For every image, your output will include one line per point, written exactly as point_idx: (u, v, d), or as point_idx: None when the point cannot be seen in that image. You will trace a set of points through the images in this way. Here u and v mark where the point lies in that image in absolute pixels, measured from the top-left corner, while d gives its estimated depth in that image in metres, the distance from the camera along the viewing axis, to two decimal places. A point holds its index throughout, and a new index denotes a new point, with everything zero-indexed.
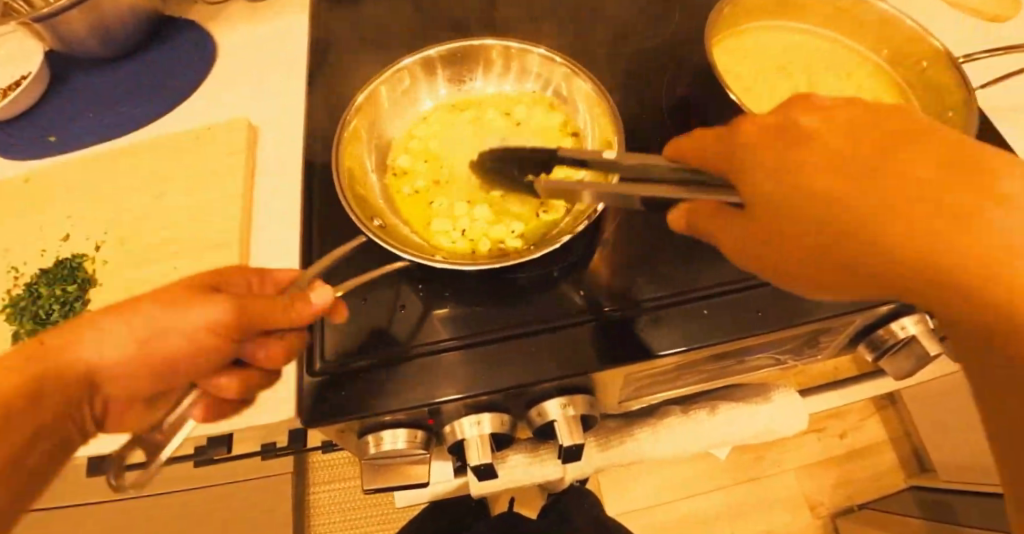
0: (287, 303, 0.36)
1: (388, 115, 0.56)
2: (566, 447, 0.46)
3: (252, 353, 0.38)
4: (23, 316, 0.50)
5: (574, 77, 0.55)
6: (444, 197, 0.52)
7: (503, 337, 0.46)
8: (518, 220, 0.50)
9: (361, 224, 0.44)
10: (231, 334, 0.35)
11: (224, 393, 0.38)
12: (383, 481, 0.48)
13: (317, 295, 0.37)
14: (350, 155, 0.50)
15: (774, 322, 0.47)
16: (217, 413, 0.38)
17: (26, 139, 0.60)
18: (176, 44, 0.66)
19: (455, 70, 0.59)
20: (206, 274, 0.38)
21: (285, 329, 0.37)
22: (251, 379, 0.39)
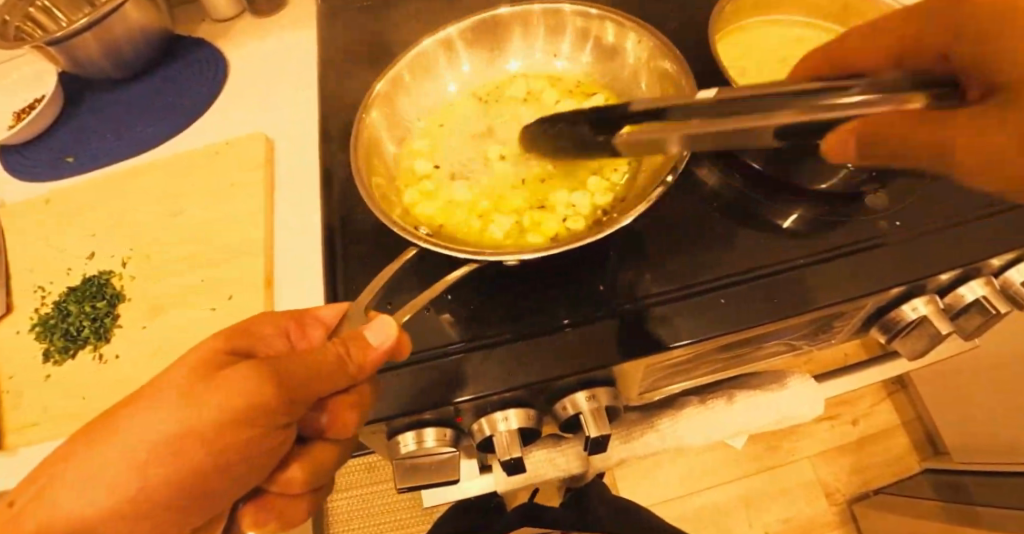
0: (340, 348, 0.34)
1: (415, 96, 0.58)
2: (593, 439, 0.47)
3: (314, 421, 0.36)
4: (53, 333, 0.51)
5: (631, 36, 0.56)
6: (475, 193, 0.53)
7: (525, 334, 0.48)
8: (599, 200, 0.51)
9: (394, 227, 0.44)
10: (277, 420, 0.30)
11: (288, 488, 0.35)
12: (413, 480, 0.49)
13: (372, 330, 0.36)
14: (369, 150, 0.51)
15: (788, 309, 0.48)
16: (277, 511, 0.36)
17: (44, 161, 0.61)
18: (187, 61, 0.67)
19: (480, 41, 0.60)
20: (223, 340, 0.33)
21: (346, 384, 0.34)
22: (321, 457, 0.36)
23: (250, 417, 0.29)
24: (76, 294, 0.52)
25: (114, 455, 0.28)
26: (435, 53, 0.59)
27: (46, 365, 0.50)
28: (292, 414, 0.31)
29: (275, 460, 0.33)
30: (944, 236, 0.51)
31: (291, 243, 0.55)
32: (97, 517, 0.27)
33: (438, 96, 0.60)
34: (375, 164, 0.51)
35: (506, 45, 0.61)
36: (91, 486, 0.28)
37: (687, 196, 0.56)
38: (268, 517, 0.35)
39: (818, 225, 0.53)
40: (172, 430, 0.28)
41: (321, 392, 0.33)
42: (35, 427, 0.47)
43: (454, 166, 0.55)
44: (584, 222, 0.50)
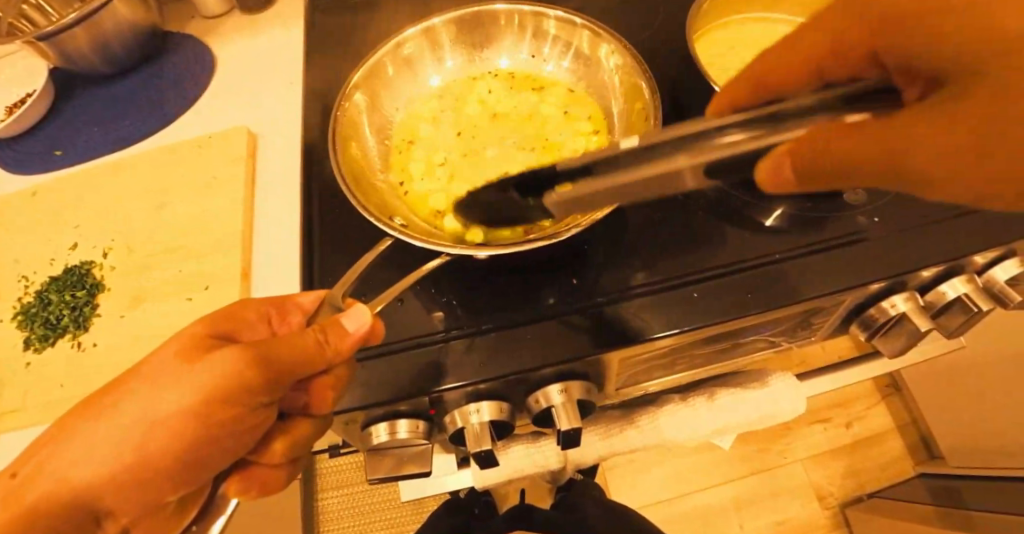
0: (318, 334, 0.34)
1: (394, 87, 0.59)
2: (565, 432, 0.46)
3: (293, 402, 0.36)
4: (33, 322, 0.51)
5: (597, 39, 0.57)
6: (450, 185, 0.53)
7: (501, 327, 0.48)
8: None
9: (368, 216, 0.44)
10: (260, 398, 0.31)
11: (270, 460, 0.35)
12: (386, 472, 0.48)
13: (348, 318, 0.35)
14: (347, 144, 0.51)
15: (769, 302, 0.48)
16: (259, 480, 0.35)
17: (33, 153, 0.62)
18: (176, 58, 0.68)
19: (462, 36, 0.61)
20: (204, 322, 0.34)
21: (325, 366, 0.34)
22: (300, 434, 0.36)
23: (229, 400, 0.30)
24: (58, 283, 0.53)
25: (109, 428, 0.30)
26: (415, 43, 0.59)
27: (26, 353, 0.50)
28: (274, 394, 0.31)
29: (255, 438, 0.33)
30: (925, 234, 0.51)
31: (271, 235, 0.55)
32: (95, 485, 0.29)
33: (417, 87, 0.60)
34: (356, 157, 0.51)
35: (483, 49, 0.62)
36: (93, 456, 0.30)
37: (670, 192, 0.56)
38: (252, 488, 0.35)
39: (799, 222, 0.53)
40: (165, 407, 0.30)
41: (301, 374, 0.32)
42: (13, 414, 0.47)
43: (435, 160, 0.55)
44: None
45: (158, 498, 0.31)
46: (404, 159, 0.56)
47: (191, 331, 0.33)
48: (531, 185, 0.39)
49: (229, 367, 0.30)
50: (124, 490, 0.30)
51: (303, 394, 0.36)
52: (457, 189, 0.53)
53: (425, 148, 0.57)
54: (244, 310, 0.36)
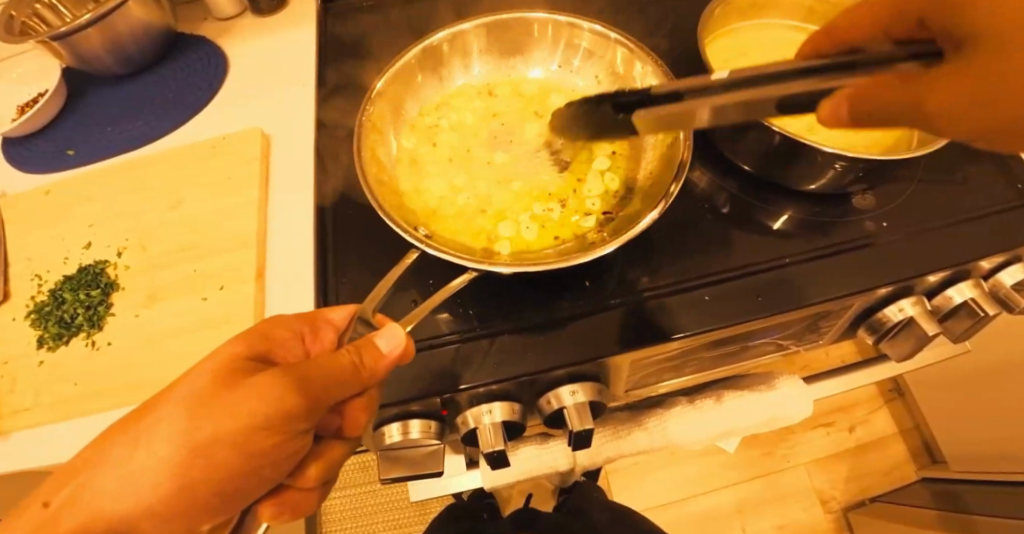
0: (354, 355, 0.33)
1: (416, 92, 0.59)
2: (575, 433, 0.47)
3: (328, 424, 0.36)
4: (47, 320, 0.52)
5: (632, 56, 0.57)
6: (464, 191, 0.54)
7: (513, 330, 0.48)
8: (584, 217, 0.52)
9: (392, 224, 0.44)
10: (296, 426, 0.31)
11: (302, 484, 0.36)
12: (398, 472, 0.49)
13: (383, 337, 0.34)
14: (372, 151, 0.51)
15: (780, 305, 0.48)
16: (292, 504, 0.36)
17: (46, 153, 0.63)
18: (188, 59, 0.68)
19: (490, 45, 0.61)
20: (241, 342, 0.34)
21: (360, 388, 0.33)
22: (334, 457, 0.37)
23: (266, 425, 0.30)
24: (71, 282, 0.53)
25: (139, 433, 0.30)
26: (444, 49, 0.60)
27: (39, 351, 0.51)
28: (310, 420, 0.31)
29: (291, 462, 0.33)
30: (937, 237, 0.52)
31: (284, 236, 0.55)
32: (139, 508, 0.30)
33: (440, 89, 0.61)
34: (377, 163, 0.52)
35: (512, 57, 0.63)
36: (136, 481, 0.30)
37: (678, 196, 0.57)
38: (285, 511, 0.36)
39: (805, 226, 0.54)
40: (196, 429, 0.30)
41: (337, 396, 0.32)
42: (27, 412, 0.48)
43: (454, 167, 0.56)
44: (572, 232, 0.51)
45: (194, 525, 0.32)
46: (421, 163, 0.56)
47: (224, 354, 0.33)
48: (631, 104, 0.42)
49: (266, 391, 0.30)
50: (164, 518, 0.31)
51: (336, 418, 0.36)
52: (472, 196, 0.54)
53: (441, 153, 0.57)
54: (274, 326, 0.35)
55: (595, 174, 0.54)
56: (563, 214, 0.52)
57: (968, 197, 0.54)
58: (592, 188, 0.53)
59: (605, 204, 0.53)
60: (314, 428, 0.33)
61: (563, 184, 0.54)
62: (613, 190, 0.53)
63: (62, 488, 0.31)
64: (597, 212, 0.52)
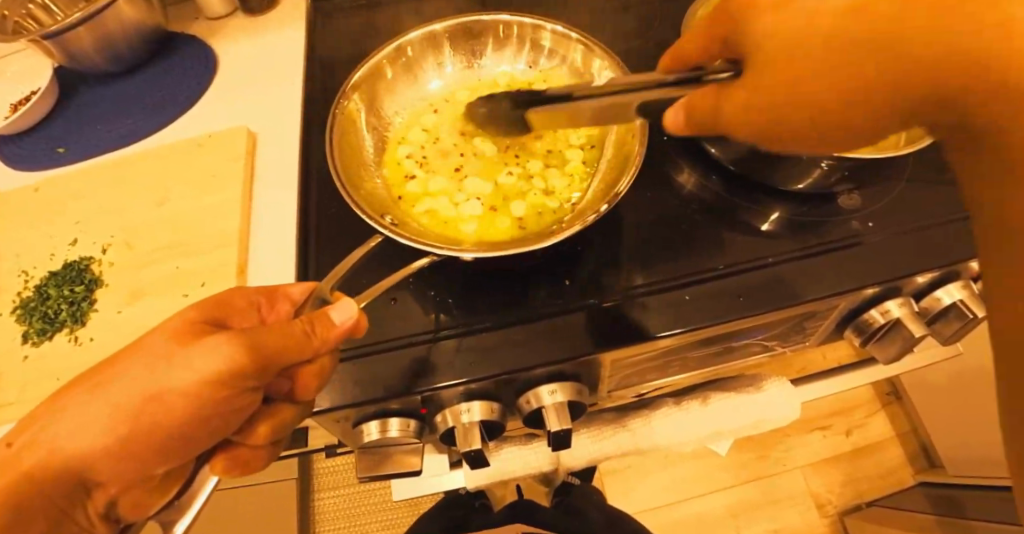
0: (306, 324, 0.33)
1: (394, 89, 0.59)
2: (554, 432, 0.46)
3: (279, 389, 0.35)
4: (32, 316, 0.52)
5: (590, 53, 0.57)
6: (448, 189, 0.53)
7: (494, 327, 0.48)
8: (550, 200, 0.52)
9: (361, 214, 0.44)
10: (246, 383, 0.31)
11: (252, 441, 0.34)
12: (376, 470, 0.49)
13: (335, 309, 0.35)
14: (349, 149, 0.52)
15: (765, 305, 0.48)
16: (242, 460, 0.34)
17: (37, 151, 0.63)
18: (178, 58, 0.69)
19: (462, 44, 0.62)
20: (195, 307, 0.34)
21: (311, 356, 0.33)
22: (286, 418, 0.36)
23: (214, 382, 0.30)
24: (57, 278, 0.53)
25: (109, 409, 0.31)
26: (415, 48, 0.60)
27: (24, 346, 0.51)
28: (260, 378, 0.31)
29: (239, 419, 0.33)
30: (922, 236, 0.51)
31: (267, 230, 0.56)
32: (88, 454, 0.31)
33: (415, 91, 0.61)
34: (352, 157, 0.52)
35: (480, 54, 0.62)
36: (91, 436, 0.31)
37: (662, 194, 0.57)
38: (234, 468, 0.34)
39: (792, 227, 0.53)
40: (150, 387, 0.31)
41: (286, 360, 0.32)
42: (9, 406, 0.48)
43: (432, 163, 0.56)
44: (544, 223, 0.51)
45: (141, 471, 0.32)
46: (401, 160, 0.56)
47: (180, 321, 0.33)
48: (529, 99, 0.47)
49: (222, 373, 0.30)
50: (115, 463, 0.32)
51: (288, 383, 0.35)
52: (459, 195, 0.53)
53: (421, 151, 0.57)
54: (235, 296, 0.36)
55: (557, 164, 0.55)
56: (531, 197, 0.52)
57: (955, 198, 0.54)
58: (556, 180, 0.53)
59: (573, 196, 0.52)
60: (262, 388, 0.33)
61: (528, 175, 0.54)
62: (578, 181, 0.53)
63: (28, 432, 0.32)
64: (564, 204, 0.52)
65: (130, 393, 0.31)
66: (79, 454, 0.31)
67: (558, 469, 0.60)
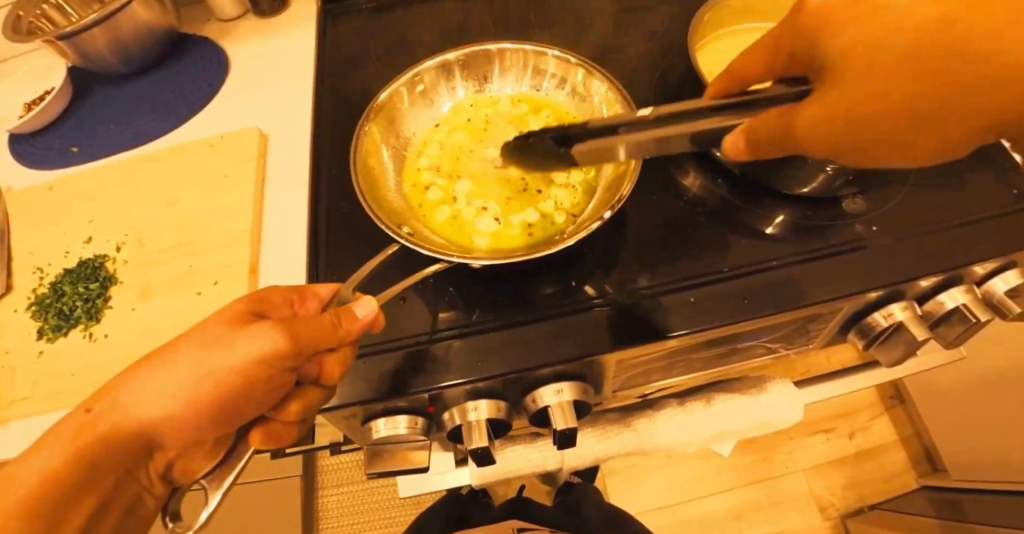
0: (333, 317, 0.37)
1: (408, 119, 0.59)
2: (559, 432, 0.47)
3: (307, 374, 0.37)
4: (47, 312, 0.53)
5: (589, 77, 0.57)
6: (458, 204, 0.54)
7: (502, 326, 0.49)
8: (557, 214, 0.52)
9: (380, 223, 0.46)
10: (285, 363, 0.33)
11: (285, 417, 0.37)
12: (383, 467, 0.49)
13: (358, 307, 0.38)
14: (366, 162, 0.52)
15: (769, 306, 0.48)
16: (275, 434, 0.37)
17: (51, 150, 0.64)
18: (189, 58, 0.70)
19: (473, 70, 0.61)
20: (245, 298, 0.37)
21: (336, 344, 0.36)
22: (313, 398, 0.38)
23: (263, 361, 0.33)
24: (71, 275, 0.54)
25: (170, 378, 0.33)
26: (430, 75, 0.59)
27: (39, 342, 0.52)
28: (296, 360, 0.34)
29: (275, 394, 0.35)
30: (925, 241, 0.51)
31: (278, 230, 0.56)
32: (157, 421, 0.33)
33: (429, 116, 0.60)
34: (370, 172, 0.52)
35: (490, 78, 0.62)
36: (152, 400, 0.33)
37: (669, 199, 0.57)
38: (270, 441, 0.36)
39: (798, 231, 0.54)
40: (211, 363, 0.33)
41: (320, 348, 0.35)
42: (26, 401, 0.49)
43: (442, 182, 0.56)
44: (548, 235, 0.51)
45: (200, 436, 0.34)
46: (419, 183, 0.56)
47: (229, 310, 0.35)
48: (569, 136, 0.43)
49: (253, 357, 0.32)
50: (183, 429, 0.34)
51: (316, 367, 0.37)
52: (472, 210, 0.53)
53: (434, 172, 0.57)
54: (271, 293, 0.38)
55: (562, 177, 0.55)
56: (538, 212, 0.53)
57: (960, 202, 0.54)
58: (559, 193, 0.54)
59: (574, 210, 0.53)
60: (297, 370, 0.35)
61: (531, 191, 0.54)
62: (579, 193, 0.54)
63: (100, 400, 0.34)
64: (565, 219, 0.52)
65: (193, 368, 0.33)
66: (148, 421, 0.33)
67: (562, 468, 0.61)
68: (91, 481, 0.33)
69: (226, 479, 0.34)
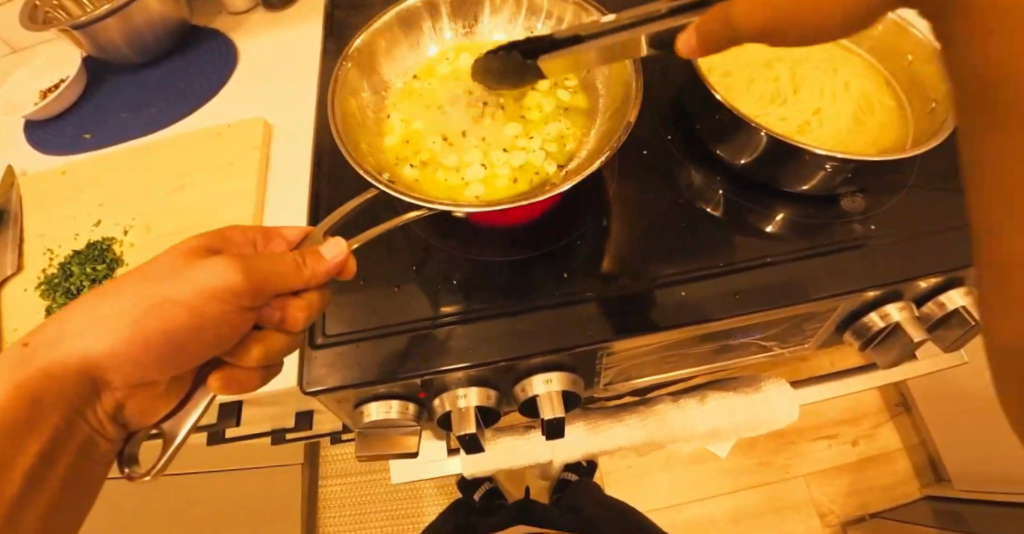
0: (297, 256, 0.38)
1: (393, 61, 0.60)
2: (547, 421, 0.47)
3: (269, 316, 0.38)
4: (55, 291, 0.54)
5: (582, 11, 0.57)
6: (446, 152, 0.54)
7: (497, 316, 0.49)
8: (545, 163, 0.52)
9: (360, 169, 0.45)
10: (241, 299, 0.36)
11: (246, 364, 0.39)
12: (375, 450, 0.49)
13: (326, 247, 0.39)
14: (349, 111, 0.53)
15: (764, 302, 0.49)
16: (235, 381, 0.38)
17: (66, 137, 0.66)
18: (201, 49, 0.71)
19: (458, 12, 0.62)
20: (202, 239, 0.41)
21: (301, 287, 0.38)
22: (274, 343, 0.40)
23: (219, 295, 0.35)
24: (80, 257, 0.56)
25: (118, 314, 0.37)
26: (415, 16, 0.60)
27: (47, 320, 0.53)
28: (253, 299, 0.36)
29: (228, 333, 0.38)
30: (921, 242, 0.51)
31: (280, 216, 0.58)
32: (107, 351, 0.37)
33: (415, 58, 0.62)
34: (357, 130, 0.52)
35: (478, 20, 0.63)
36: (104, 334, 0.37)
37: (669, 197, 0.57)
38: (232, 387, 0.38)
39: (796, 229, 0.54)
40: (162, 294, 0.37)
41: (277, 289, 0.37)
42: None
43: (432, 132, 0.56)
44: (536, 182, 0.51)
45: (152, 367, 0.39)
46: (411, 134, 0.56)
47: (184, 247, 0.40)
48: (534, 49, 0.44)
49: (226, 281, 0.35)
50: (131, 361, 0.38)
51: (277, 311, 0.38)
52: (461, 161, 0.53)
53: (425, 121, 0.57)
54: (236, 231, 0.43)
55: (550, 125, 0.55)
56: (528, 160, 0.53)
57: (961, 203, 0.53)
58: (547, 143, 0.53)
59: (560, 158, 0.52)
60: (253, 310, 0.38)
61: (517, 142, 0.54)
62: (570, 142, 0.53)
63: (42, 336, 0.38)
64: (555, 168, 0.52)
65: (138, 303, 0.37)
66: (89, 355, 0.37)
67: (555, 461, 0.61)
68: (41, 419, 0.36)
69: (190, 416, 0.36)
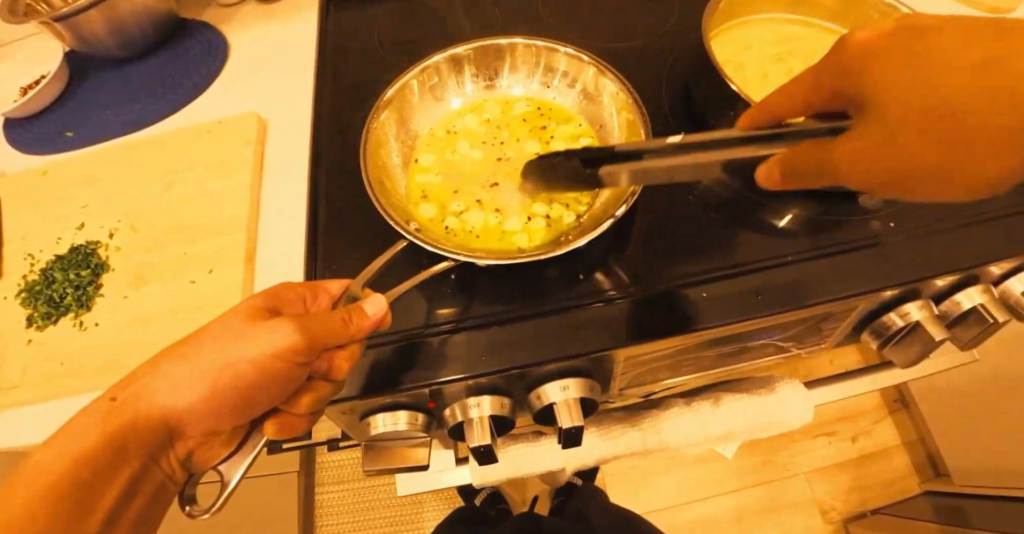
0: (344, 313, 0.36)
1: (418, 113, 0.58)
2: (566, 429, 0.45)
3: (319, 370, 0.36)
4: (37, 299, 0.51)
5: (601, 75, 0.55)
6: (465, 202, 0.52)
7: (504, 321, 0.47)
8: (564, 215, 0.51)
9: (389, 217, 0.45)
10: (300, 358, 0.34)
11: (296, 410, 0.37)
12: (382, 464, 0.48)
13: (368, 304, 0.38)
14: (376, 162, 0.51)
15: (782, 304, 0.47)
16: (287, 427, 0.37)
17: (46, 136, 0.62)
18: (190, 44, 0.68)
19: (481, 66, 0.59)
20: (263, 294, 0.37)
21: (347, 342, 0.36)
22: (323, 393, 0.37)
23: (284, 354, 0.33)
24: (63, 262, 0.52)
25: (195, 372, 0.34)
26: (440, 70, 0.58)
27: (28, 330, 0.50)
28: (310, 355, 0.34)
29: (285, 389, 0.35)
30: (939, 239, 0.50)
31: (276, 218, 0.55)
32: (182, 409, 0.34)
33: (439, 112, 0.59)
34: (384, 177, 0.51)
35: (500, 74, 0.60)
36: (181, 392, 0.34)
37: (681, 199, 0.55)
38: (284, 431, 0.37)
39: (811, 227, 0.52)
40: (234, 356, 0.34)
41: (326, 345, 0.35)
42: (13, 390, 0.47)
43: (452, 180, 0.54)
44: (555, 234, 0.50)
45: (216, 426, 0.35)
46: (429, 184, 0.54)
47: (247, 303, 0.37)
48: (600, 159, 0.41)
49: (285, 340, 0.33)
50: (208, 416, 0.34)
51: (325, 362, 0.36)
52: (477, 207, 0.52)
53: (444, 171, 0.55)
54: (285, 289, 0.38)
55: None
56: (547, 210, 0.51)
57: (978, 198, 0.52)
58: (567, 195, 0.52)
59: (580, 209, 0.51)
60: (312, 366, 0.35)
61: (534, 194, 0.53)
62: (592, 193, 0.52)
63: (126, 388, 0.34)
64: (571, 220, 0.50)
65: (214, 359, 0.34)
66: (154, 412, 0.34)
67: (564, 467, 0.59)
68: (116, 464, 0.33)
69: (243, 461, 0.35)
